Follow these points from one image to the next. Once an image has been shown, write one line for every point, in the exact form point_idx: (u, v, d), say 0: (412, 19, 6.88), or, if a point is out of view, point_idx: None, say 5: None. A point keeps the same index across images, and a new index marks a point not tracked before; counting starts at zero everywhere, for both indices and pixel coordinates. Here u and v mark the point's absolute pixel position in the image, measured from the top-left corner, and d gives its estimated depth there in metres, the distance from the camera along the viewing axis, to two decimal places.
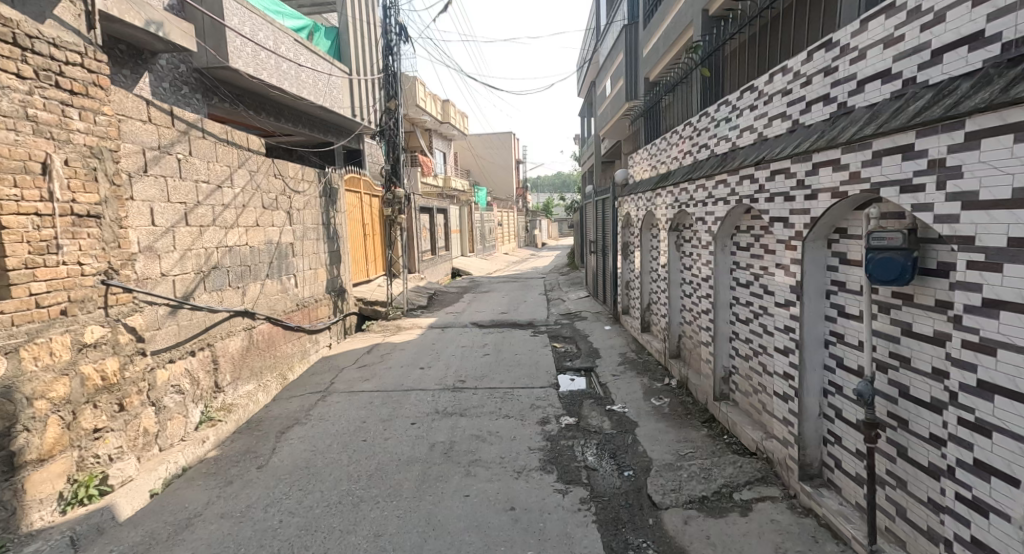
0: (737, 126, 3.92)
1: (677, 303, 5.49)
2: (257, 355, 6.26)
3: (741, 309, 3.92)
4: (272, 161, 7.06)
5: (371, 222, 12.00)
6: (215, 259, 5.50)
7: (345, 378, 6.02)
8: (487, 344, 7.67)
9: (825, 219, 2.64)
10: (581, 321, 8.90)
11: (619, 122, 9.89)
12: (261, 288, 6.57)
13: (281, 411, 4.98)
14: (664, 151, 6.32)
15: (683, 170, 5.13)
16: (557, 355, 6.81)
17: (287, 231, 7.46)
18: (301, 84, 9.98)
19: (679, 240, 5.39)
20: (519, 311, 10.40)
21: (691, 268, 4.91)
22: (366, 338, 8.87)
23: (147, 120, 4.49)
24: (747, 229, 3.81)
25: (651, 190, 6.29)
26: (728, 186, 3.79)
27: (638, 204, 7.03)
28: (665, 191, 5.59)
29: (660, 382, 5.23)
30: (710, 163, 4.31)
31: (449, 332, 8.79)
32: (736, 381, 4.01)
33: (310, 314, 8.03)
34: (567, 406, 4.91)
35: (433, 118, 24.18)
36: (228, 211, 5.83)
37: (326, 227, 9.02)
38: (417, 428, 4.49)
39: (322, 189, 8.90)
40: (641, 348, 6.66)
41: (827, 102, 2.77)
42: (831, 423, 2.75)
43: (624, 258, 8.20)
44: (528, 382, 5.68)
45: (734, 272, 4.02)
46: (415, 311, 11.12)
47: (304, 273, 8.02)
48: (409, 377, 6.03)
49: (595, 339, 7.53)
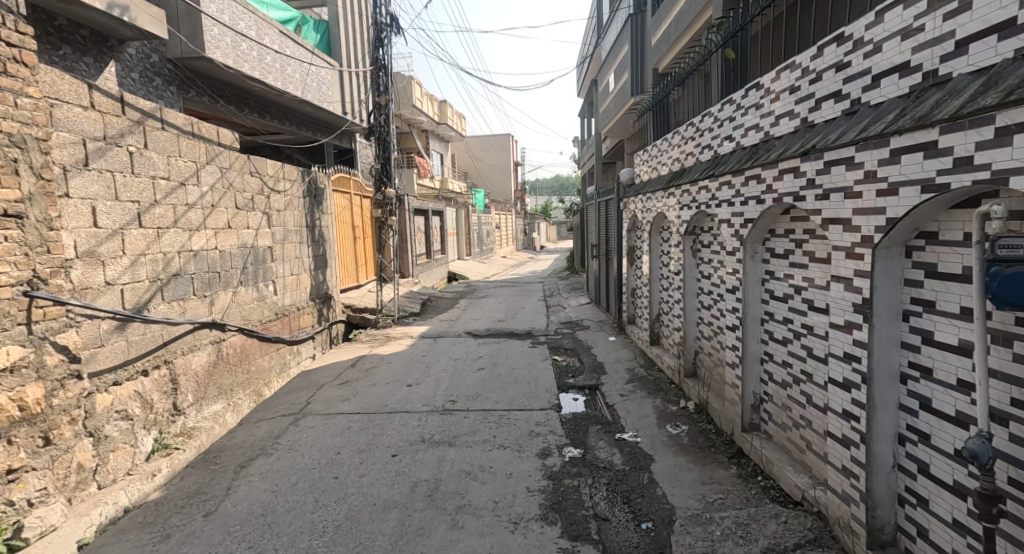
0: (771, 112, 3.37)
1: (693, 316, 4.94)
2: (227, 371, 5.68)
3: (777, 326, 3.35)
4: (248, 158, 6.48)
5: (361, 224, 11.45)
6: (177, 265, 4.92)
7: (323, 397, 5.43)
8: (482, 357, 7.09)
9: (908, 221, 2.08)
10: (583, 331, 8.34)
11: (624, 118, 9.34)
12: (233, 297, 5.99)
13: (246, 437, 4.40)
14: (673, 148, 5.77)
15: (700, 167, 4.58)
16: (557, 370, 6.24)
17: (265, 234, 6.88)
18: (286, 78, 9.45)
19: (696, 245, 4.82)
20: (518, 319, 9.82)
21: (712, 277, 4.35)
22: (352, 348, 8.29)
23: (88, 107, 3.92)
24: (785, 233, 3.25)
25: (661, 190, 5.73)
26: (763, 182, 3.23)
27: (646, 205, 6.46)
28: (679, 191, 5.03)
29: (675, 405, 4.66)
30: (736, 157, 3.75)
31: (442, 342, 8.21)
32: (770, 411, 3.44)
33: (291, 323, 7.45)
34: (571, 433, 4.34)
35: (429, 118, 23.62)
36: (193, 212, 5.24)
37: (310, 229, 8.45)
38: (399, 461, 3.90)
39: (306, 189, 8.31)
40: (650, 363, 6.09)
41: (907, 73, 2.23)
42: (912, 479, 2.19)
43: (630, 263, 7.63)
44: (526, 402, 5.11)
45: (768, 283, 3.46)
46: (407, 318, 10.54)
47: (284, 279, 7.43)
48: (395, 396, 5.44)
49: (599, 352, 6.95)
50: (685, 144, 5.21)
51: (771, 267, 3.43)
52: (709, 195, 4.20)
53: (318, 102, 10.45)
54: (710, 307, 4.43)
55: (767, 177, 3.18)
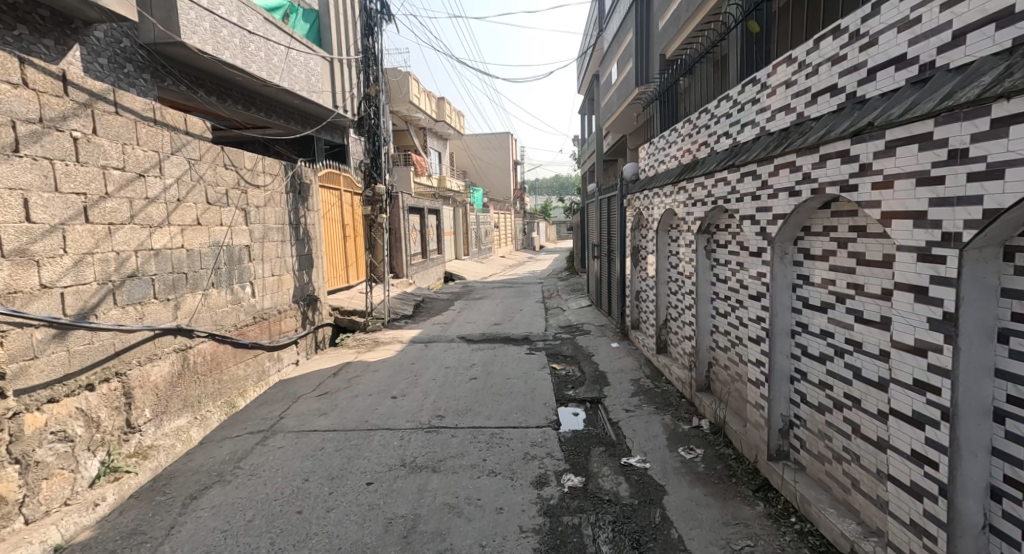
0: (807, 88, 2.88)
1: (707, 323, 4.45)
2: (194, 382, 5.18)
3: (812, 339, 2.87)
4: (222, 149, 6.00)
5: (351, 222, 10.97)
6: (133, 265, 4.42)
7: (298, 411, 4.93)
8: (475, 364, 6.60)
9: (1013, 216, 1.64)
10: (584, 336, 7.84)
11: (627, 111, 8.86)
12: (202, 300, 5.49)
13: (205, 460, 3.90)
14: (681, 138, 5.28)
15: (715, 157, 4.09)
16: (556, 381, 5.75)
17: (241, 232, 6.39)
18: (271, 69, 9.04)
19: (712, 244, 4.33)
20: (514, 323, 9.32)
21: (731, 282, 3.87)
22: (338, 354, 7.80)
23: (19, 84, 3.44)
24: (822, 230, 2.78)
25: (670, 184, 5.24)
26: (800, 171, 2.75)
27: (652, 200, 5.98)
28: (691, 184, 4.53)
29: (687, 424, 4.18)
30: (762, 143, 3.26)
31: (433, 347, 7.71)
32: (801, 437, 2.97)
33: (270, 328, 6.96)
34: (570, 456, 3.86)
35: (427, 115, 23.14)
36: (154, 207, 4.75)
37: (294, 227, 7.96)
38: (373, 490, 3.41)
39: (290, 184, 7.82)
40: (656, 373, 5.61)
41: (1007, 23, 1.74)
42: (1013, 545, 1.78)
43: (633, 265, 7.14)
44: (522, 419, 4.61)
45: (801, 289, 2.99)
46: (398, 322, 10.04)
47: (263, 280, 6.94)
48: (378, 411, 4.95)
49: (601, 359, 6.46)
50: (696, 133, 4.72)
51: (804, 270, 2.96)
52: (729, 188, 3.71)
53: (307, 95, 10.12)
54: (729, 315, 3.95)
55: (806, 163, 2.70)
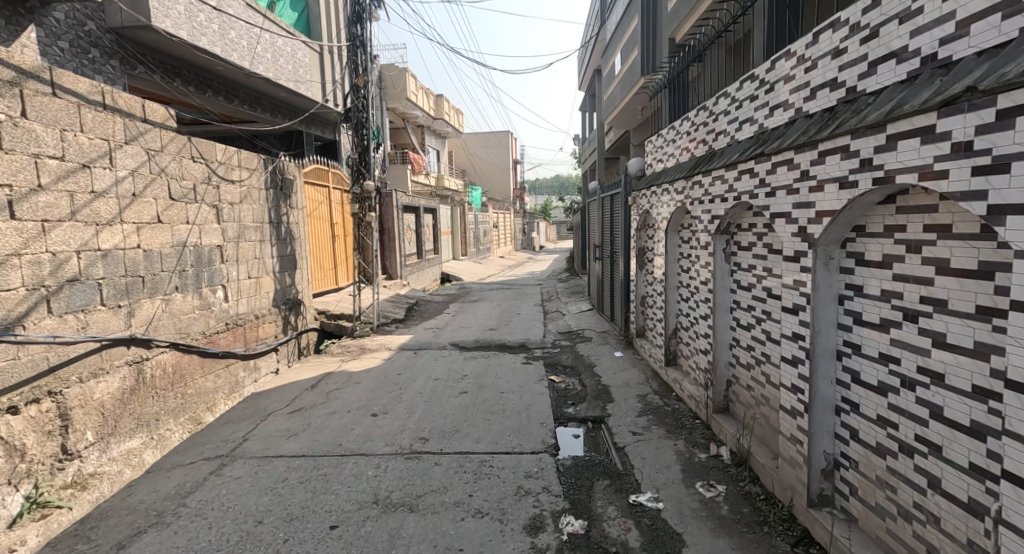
0: (863, 56, 2.38)
1: (726, 335, 3.93)
2: (151, 398, 4.66)
3: (867, 365, 2.36)
4: (189, 139, 5.48)
5: (340, 221, 10.48)
6: (74, 268, 3.93)
7: (265, 431, 4.41)
8: (467, 376, 6.08)
9: None
10: (584, 344, 7.32)
11: (632, 103, 8.36)
12: (163, 306, 4.97)
13: (147, 495, 3.39)
14: (693, 127, 4.76)
15: (739, 145, 3.57)
16: (555, 396, 5.23)
17: (211, 230, 5.87)
18: (253, 57, 8.57)
19: (732, 246, 3.81)
20: (511, 328, 8.79)
21: (760, 290, 3.36)
22: (321, 362, 7.28)
23: None
24: (882, 229, 2.26)
25: (680, 178, 4.72)
26: (857, 157, 2.24)
27: (660, 197, 5.47)
28: (707, 178, 4.01)
29: (704, 451, 3.67)
30: (800, 126, 2.76)
31: (422, 356, 7.18)
32: (852, 482, 2.46)
33: (245, 334, 6.45)
34: (570, 491, 3.34)
35: (424, 113, 22.62)
36: (102, 202, 4.24)
37: (275, 226, 7.45)
38: (336, 537, 2.90)
39: (270, 180, 7.30)
40: (665, 388, 5.10)
41: None
42: None
43: (638, 268, 6.63)
44: (515, 443, 4.10)
45: (851, 301, 2.47)
46: (388, 326, 9.51)
47: (237, 283, 6.43)
48: (354, 432, 4.42)
49: (603, 371, 5.95)
50: (713, 122, 4.20)
51: (854, 279, 2.44)
52: (756, 181, 3.20)
53: (294, 86, 9.66)
54: (756, 327, 3.44)
55: (869, 145, 2.20)
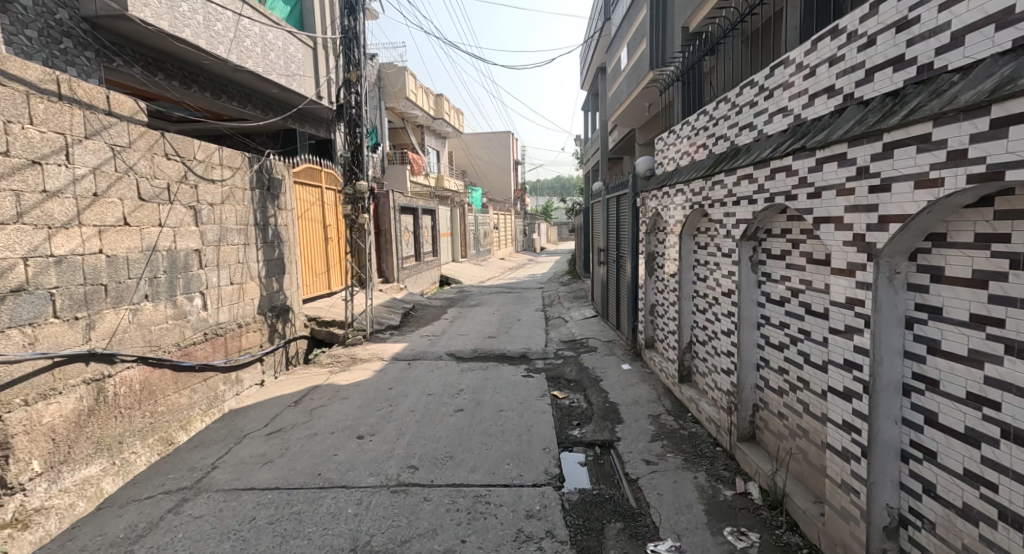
0: (945, 24, 1.97)
1: (753, 354, 3.49)
2: (115, 418, 4.22)
3: (950, 406, 1.99)
4: (163, 135, 5.07)
5: (333, 223, 10.07)
6: (21, 276, 3.53)
7: (237, 457, 3.98)
8: (463, 390, 5.65)
9: None
10: (589, 354, 6.88)
11: (640, 99, 7.93)
12: (131, 317, 4.54)
13: (91, 540, 2.97)
14: (711, 122, 4.33)
15: (772, 140, 3.14)
16: (558, 415, 4.81)
17: (188, 234, 5.46)
18: (241, 50, 8.17)
19: (761, 254, 3.39)
20: (512, 336, 8.37)
21: (797, 305, 2.95)
22: (309, 373, 6.86)
23: None
24: (974, 240, 1.88)
25: (697, 177, 4.29)
26: (942, 149, 1.86)
27: (673, 198, 5.03)
28: (730, 177, 3.58)
29: (729, 487, 3.24)
30: (858, 113, 2.35)
31: (417, 367, 6.74)
32: (926, 546, 2.08)
33: (226, 344, 6.02)
34: (577, 537, 2.92)
35: (424, 112, 22.13)
36: (56, 202, 3.84)
37: (261, 228, 7.04)
38: None
39: (256, 179, 6.89)
40: (679, 407, 4.67)
41: None
42: None
43: (648, 274, 6.19)
44: (514, 474, 3.67)
45: (924, 326, 2.08)
46: (382, 333, 9.07)
47: (218, 290, 6.01)
48: (335, 458, 3.99)
49: (610, 386, 5.52)
50: (736, 115, 3.79)
51: (929, 298, 2.05)
52: (795, 180, 2.77)
53: (286, 82, 9.30)
54: (791, 348, 3.02)
55: (965, 132, 1.79)
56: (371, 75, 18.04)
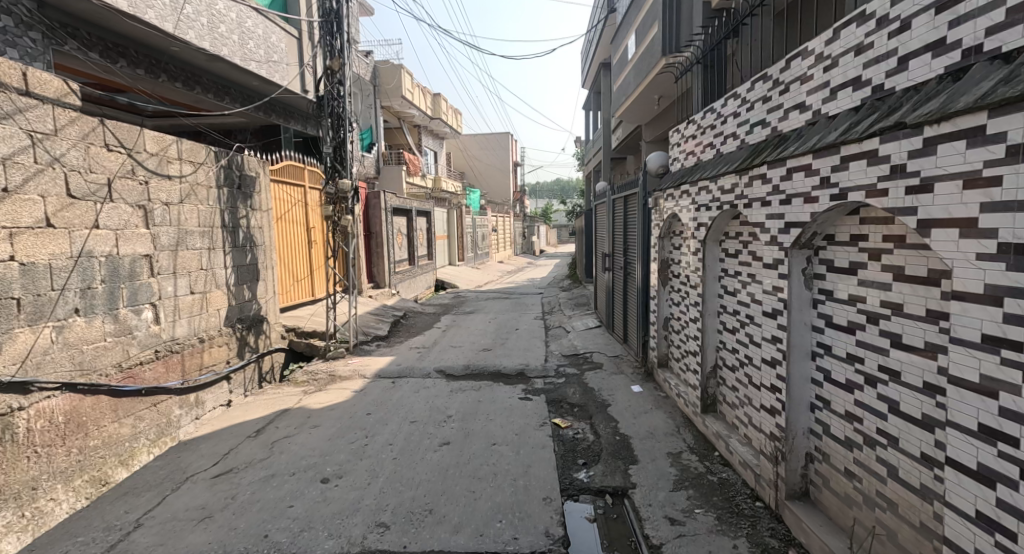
0: None
1: (807, 390, 2.79)
2: (28, 459, 3.53)
3: None
4: (102, 121, 4.37)
5: (317, 224, 9.36)
6: None
7: (168, 510, 3.28)
8: (452, 417, 4.92)
9: None
10: (594, 373, 6.16)
11: (649, 90, 7.27)
12: (54, 336, 3.85)
13: None
14: (743, 106, 3.61)
15: (839, 122, 2.44)
16: (561, 452, 4.10)
17: (136, 236, 4.77)
18: (214, 36, 7.48)
19: (818, 268, 2.71)
20: (508, 348, 7.65)
21: (877, 335, 2.27)
22: (281, 393, 6.15)
23: None
24: None
25: (725, 171, 3.59)
26: None
27: (694, 198, 4.33)
28: (775, 170, 2.89)
29: None
30: (998, 72, 1.68)
31: (402, 386, 6.03)
32: None
33: (184, 363, 5.32)
34: None
35: (420, 111, 21.36)
36: None
37: (230, 230, 6.33)
38: None
39: (223, 176, 6.18)
40: (703, 444, 3.97)
41: None
42: None
43: (661, 284, 5.47)
44: (508, 537, 2.98)
45: None
46: (368, 345, 8.36)
47: (176, 301, 5.31)
48: (289, 511, 3.29)
49: (619, 413, 4.82)
50: (779, 96, 3.11)
51: None
52: (883, 169, 2.09)
53: (266, 72, 8.60)
54: (866, 391, 2.34)
55: None
56: (365, 72, 17.32)
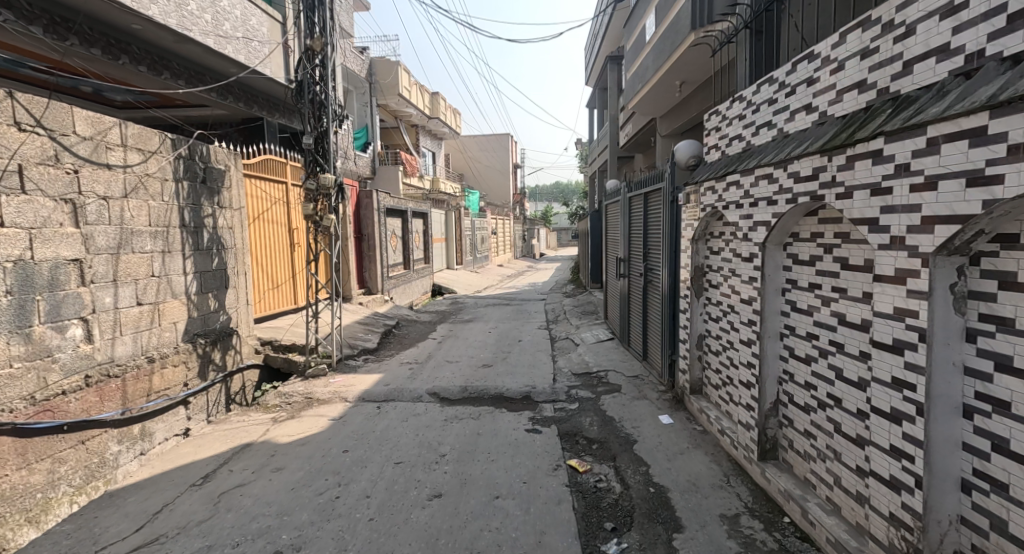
0: None
1: (958, 461, 2.00)
2: None
3: None
4: (9, 92, 3.54)
5: (299, 224, 8.45)
6: None
7: None
8: (446, 457, 4.05)
9: None
10: (612, 397, 5.29)
11: (673, 73, 6.42)
12: None
13: None
14: (825, 67, 2.73)
15: None
16: (583, 511, 3.22)
17: (61, 237, 3.91)
18: (183, 12, 6.62)
19: (978, 288, 1.90)
20: (512, 365, 6.77)
21: None
22: (248, 420, 5.28)
23: None
24: None
25: (799, 154, 2.72)
26: None
27: (745, 192, 3.45)
28: (904, 144, 2.03)
29: None
30: None
31: (389, 413, 5.14)
32: None
33: (127, 388, 4.44)
34: None
35: (418, 111, 20.52)
36: None
37: (192, 230, 5.46)
38: None
39: (183, 168, 5.31)
40: (765, 503, 3.11)
41: None
42: None
43: (694, 295, 4.61)
44: None
45: None
46: (354, 359, 7.49)
47: (118, 314, 4.44)
48: None
49: (649, 453, 3.94)
50: (894, 46, 2.24)
51: None
52: None
53: (244, 56, 7.74)
54: None
55: None
56: (360, 67, 16.41)
